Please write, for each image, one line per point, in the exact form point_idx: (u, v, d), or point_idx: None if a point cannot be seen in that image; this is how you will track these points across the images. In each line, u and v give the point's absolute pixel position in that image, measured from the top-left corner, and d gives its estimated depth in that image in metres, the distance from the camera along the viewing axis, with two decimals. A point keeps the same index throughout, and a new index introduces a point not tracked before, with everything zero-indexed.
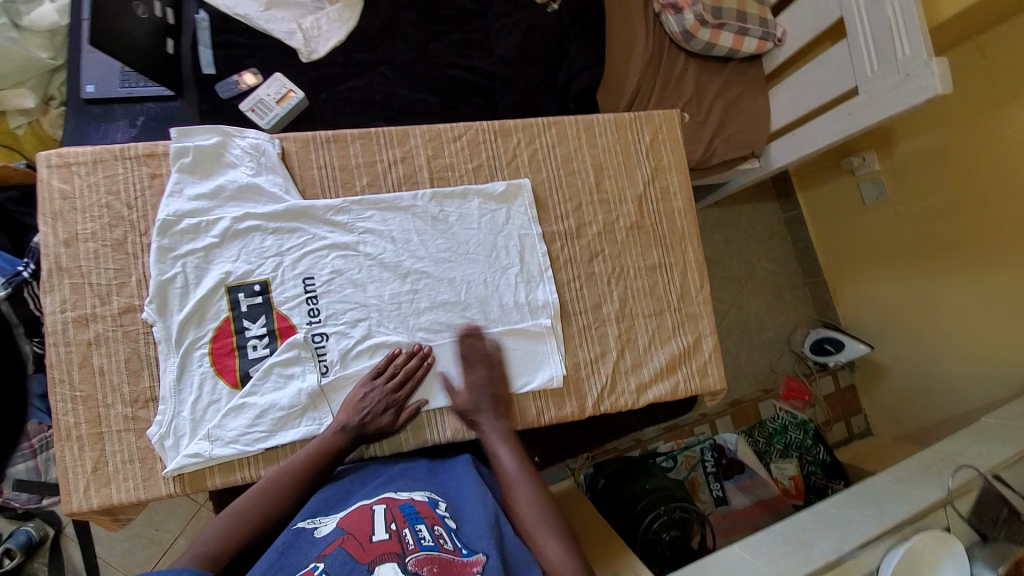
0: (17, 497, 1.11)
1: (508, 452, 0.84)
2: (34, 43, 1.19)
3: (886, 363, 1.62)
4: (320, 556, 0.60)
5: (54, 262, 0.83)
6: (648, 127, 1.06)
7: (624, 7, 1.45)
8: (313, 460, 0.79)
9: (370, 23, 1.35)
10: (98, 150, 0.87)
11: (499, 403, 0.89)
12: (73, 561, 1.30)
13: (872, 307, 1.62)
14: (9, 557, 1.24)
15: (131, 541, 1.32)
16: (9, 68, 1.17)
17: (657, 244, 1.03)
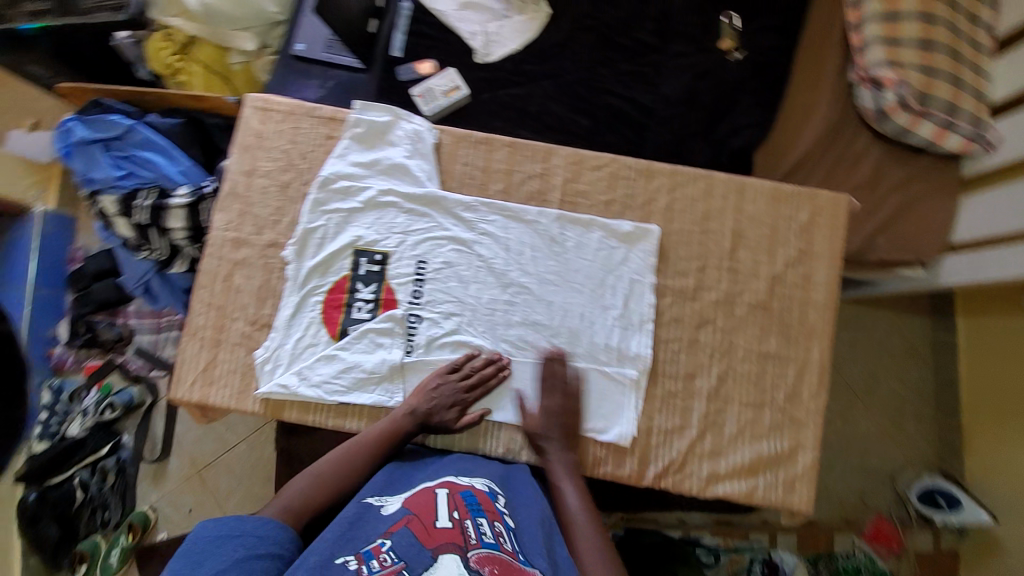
0: (136, 361, 1.53)
1: (573, 488, 0.84)
2: None
3: (1009, 542, 1.29)
4: (387, 532, 0.68)
5: (231, 187, 0.97)
6: (807, 206, 0.95)
7: (817, 68, 1.33)
8: (382, 437, 0.84)
9: (548, 38, 1.41)
10: (293, 104, 1.01)
11: (568, 433, 0.87)
12: (154, 431, 1.54)
13: (1011, 472, 1.30)
14: (110, 409, 1.48)
15: (204, 431, 1.55)
16: (247, 14, 1.40)
17: (779, 332, 0.92)
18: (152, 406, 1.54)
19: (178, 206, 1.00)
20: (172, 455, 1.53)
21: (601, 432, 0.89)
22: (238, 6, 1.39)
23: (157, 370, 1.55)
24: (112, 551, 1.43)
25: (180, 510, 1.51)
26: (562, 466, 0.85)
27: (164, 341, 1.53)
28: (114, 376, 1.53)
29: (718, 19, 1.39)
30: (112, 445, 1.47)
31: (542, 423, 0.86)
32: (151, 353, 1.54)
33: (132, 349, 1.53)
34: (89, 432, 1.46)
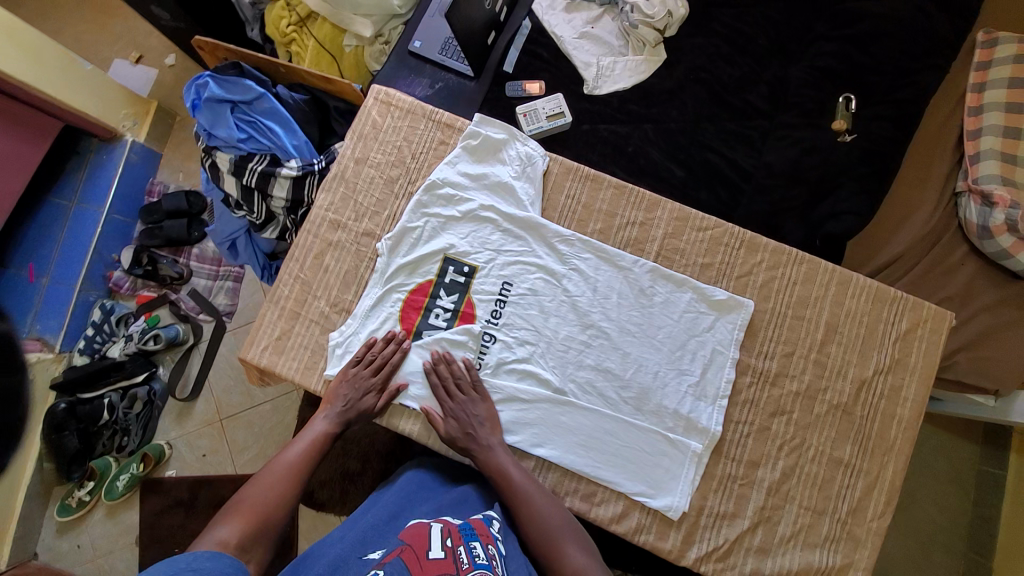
0: (188, 302, 1.57)
1: (510, 459, 0.84)
2: None
3: None
4: (381, 563, 0.63)
5: (340, 170, 0.99)
6: (909, 315, 0.91)
7: (927, 166, 1.28)
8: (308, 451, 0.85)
9: (659, 83, 1.40)
10: (415, 104, 1.02)
11: (487, 421, 0.87)
12: (189, 371, 1.56)
13: None
14: (153, 341, 1.48)
15: (234, 382, 1.57)
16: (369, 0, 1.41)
17: (856, 439, 0.88)
18: (192, 348, 1.57)
19: (286, 177, 1.01)
20: (200, 399, 1.56)
21: (649, 498, 0.86)
22: None
23: (204, 316, 1.58)
24: (121, 476, 1.46)
25: (195, 453, 1.53)
26: (494, 442, 0.85)
27: (219, 289, 1.59)
28: (162, 311, 1.56)
29: (836, 98, 1.36)
30: (149, 373, 1.50)
31: (455, 420, 0.86)
32: (204, 298, 1.59)
33: (187, 289, 1.59)
34: (130, 357, 1.50)
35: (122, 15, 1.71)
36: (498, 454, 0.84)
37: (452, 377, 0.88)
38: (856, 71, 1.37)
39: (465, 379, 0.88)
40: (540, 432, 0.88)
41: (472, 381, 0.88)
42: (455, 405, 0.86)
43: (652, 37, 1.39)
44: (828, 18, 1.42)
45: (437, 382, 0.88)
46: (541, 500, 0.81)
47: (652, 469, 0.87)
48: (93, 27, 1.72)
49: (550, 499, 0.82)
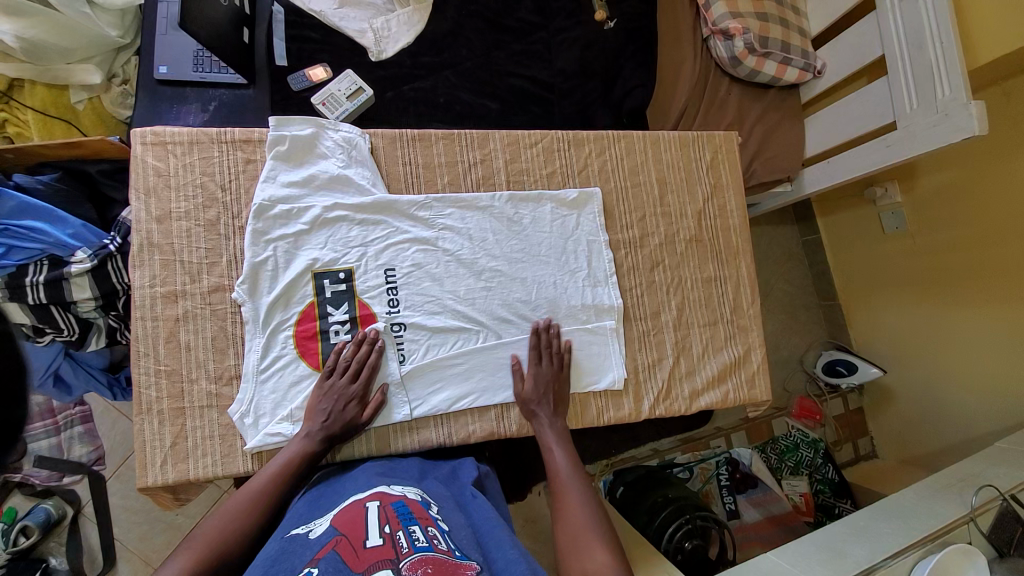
0: (39, 473, 1.27)
1: (562, 450, 0.87)
2: (106, 20, 1.21)
3: (894, 387, 1.61)
4: (313, 559, 0.56)
5: (145, 238, 0.86)
6: (709, 147, 1.11)
7: (675, 28, 1.52)
8: (278, 475, 0.77)
9: (437, 28, 1.40)
10: (194, 133, 0.90)
11: (559, 399, 0.93)
12: (90, 540, 1.32)
13: (880, 334, 1.62)
14: (23, 535, 1.25)
15: (150, 525, 1.36)
16: (80, 43, 1.17)
17: (713, 258, 1.08)
18: (77, 517, 1.32)
19: (81, 273, 0.84)
20: (119, 562, 1.32)
21: (596, 383, 0.97)
22: (64, 35, 1.14)
23: (71, 475, 1.31)
24: None
25: None
26: (549, 433, 0.89)
27: (70, 440, 1.30)
28: (15, 498, 1.29)
29: None
30: (42, 573, 1.25)
31: (536, 389, 0.91)
32: (57, 459, 1.29)
33: (29, 460, 1.25)
34: (7, 567, 1.24)
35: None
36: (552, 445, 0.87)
37: (550, 350, 0.94)
38: None
39: (550, 350, 0.94)
40: (486, 383, 0.93)
41: (562, 355, 0.95)
42: (539, 381, 0.91)
43: None
44: None
45: (535, 346, 0.94)
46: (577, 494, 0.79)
47: (595, 364, 0.98)
48: None
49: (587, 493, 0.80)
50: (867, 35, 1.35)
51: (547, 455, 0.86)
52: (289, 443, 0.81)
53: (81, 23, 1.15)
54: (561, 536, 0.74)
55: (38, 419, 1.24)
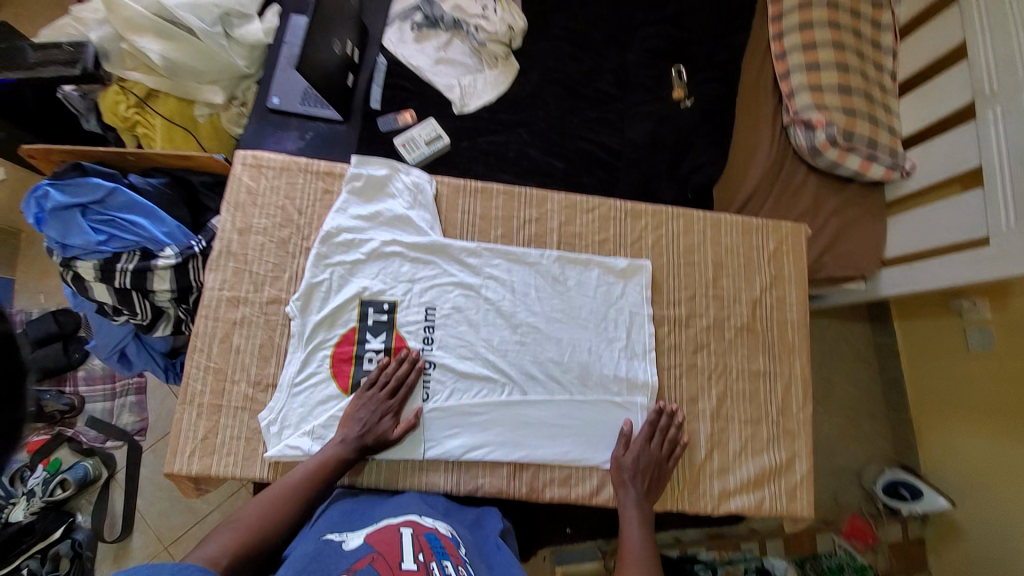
0: (88, 432, 1.44)
1: (639, 519, 0.86)
2: (238, 52, 1.43)
3: (965, 524, 1.38)
4: (351, 568, 0.60)
5: (225, 245, 0.95)
6: (774, 236, 1.07)
7: (754, 112, 1.52)
8: (314, 473, 0.81)
9: (520, 90, 1.50)
10: (287, 160, 1.00)
11: (654, 481, 0.89)
12: (114, 507, 1.42)
13: (953, 460, 1.42)
14: (60, 488, 1.35)
15: (170, 502, 1.44)
16: (215, 67, 1.41)
17: (765, 351, 1.02)
18: (109, 481, 1.43)
19: (165, 267, 0.94)
20: (135, 533, 1.40)
21: None
22: (203, 59, 1.38)
23: (112, 441, 1.45)
24: None
25: None
26: (631, 500, 0.87)
27: (121, 408, 1.47)
28: (63, 451, 1.42)
29: (669, 71, 1.54)
30: (66, 527, 1.34)
31: (633, 465, 0.89)
32: (106, 423, 1.46)
33: (83, 418, 1.45)
34: (38, 515, 1.33)
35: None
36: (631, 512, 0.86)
37: (662, 426, 0.92)
38: (678, 45, 1.57)
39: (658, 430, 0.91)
40: (505, 438, 0.91)
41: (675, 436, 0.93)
42: (642, 457, 0.89)
43: (501, 51, 1.49)
44: (644, 8, 1.60)
45: (655, 421, 0.92)
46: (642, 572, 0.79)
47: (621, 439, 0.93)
48: None
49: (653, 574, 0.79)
50: (965, 144, 1.30)
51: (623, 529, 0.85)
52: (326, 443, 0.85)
53: (217, 52, 1.39)
54: None
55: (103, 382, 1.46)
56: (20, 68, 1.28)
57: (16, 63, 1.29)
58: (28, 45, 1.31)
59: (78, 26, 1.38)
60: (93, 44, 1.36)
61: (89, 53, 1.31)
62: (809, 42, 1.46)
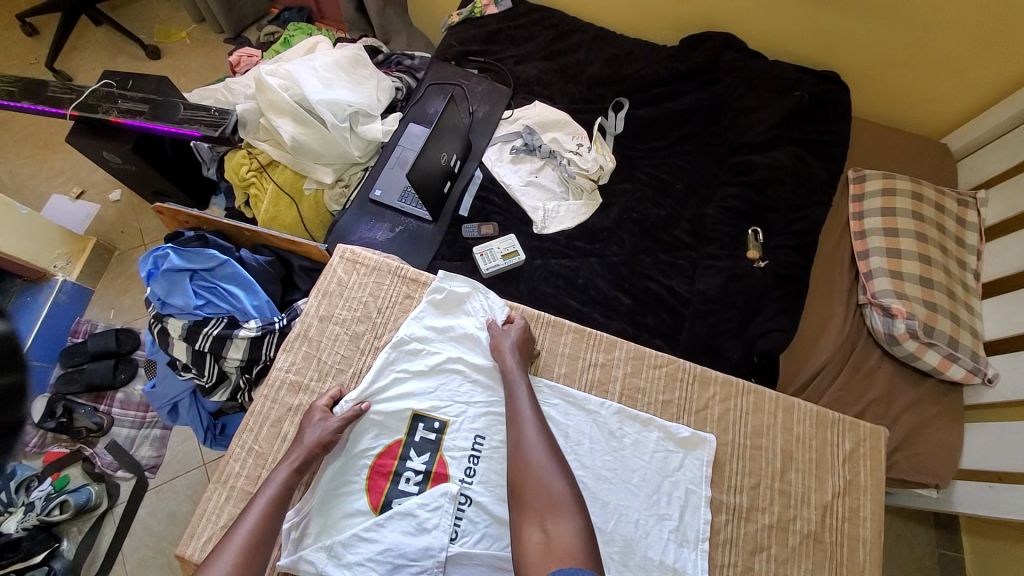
0: (105, 456, 1.44)
1: (528, 394, 0.92)
2: (356, 144, 1.60)
3: None
4: None
5: (304, 329, 1.00)
6: (851, 436, 1.00)
7: (828, 286, 1.51)
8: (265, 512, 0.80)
9: (598, 222, 1.57)
10: (381, 260, 1.07)
11: (524, 348, 0.98)
12: (100, 543, 1.37)
13: None
14: (58, 509, 1.31)
15: (155, 553, 1.38)
16: (332, 153, 1.58)
17: (832, 571, 0.91)
18: (105, 513, 1.39)
19: (243, 338, 1.02)
20: None
21: None
22: (323, 144, 1.55)
23: (122, 471, 1.44)
24: None
25: None
26: (515, 369, 0.94)
27: (143, 439, 1.48)
28: (73, 469, 1.41)
29: (746, 231, 1.56)
30: (48, 552, 1.29)
31: (509, 334, 0.98)
32: (124, 451, 1.46)
33: (105, 442, 1.46)
34: (27, 533, 1.29)
35: (63, 152, 1.84)
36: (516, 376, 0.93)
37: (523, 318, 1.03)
38: (757, 209, 1.59)
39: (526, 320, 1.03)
40: None
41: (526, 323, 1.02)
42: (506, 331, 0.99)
43: (588, 185, 1.59)
44: (728, 168, 1.66)
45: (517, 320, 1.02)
46: (538, 440, 0.85)
47: None
48: (43, 171, 1.82)
49: (550, 445, 0.85)
50: None
51: (511, 389, 0.92)
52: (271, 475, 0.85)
53: (339, 140, 1.55)
54: (524, 470, 0.82)
55: (136, 410, 1.50)
56: (170, 121, 1.52)
57: (167, 116, 1.53)
58: (182, 104, 1.57)
59: (228, 94, 1.66)
60: (236, 115, 1.58)
61: (230, 121, 1.57)
62: (891, 227, 1.48)
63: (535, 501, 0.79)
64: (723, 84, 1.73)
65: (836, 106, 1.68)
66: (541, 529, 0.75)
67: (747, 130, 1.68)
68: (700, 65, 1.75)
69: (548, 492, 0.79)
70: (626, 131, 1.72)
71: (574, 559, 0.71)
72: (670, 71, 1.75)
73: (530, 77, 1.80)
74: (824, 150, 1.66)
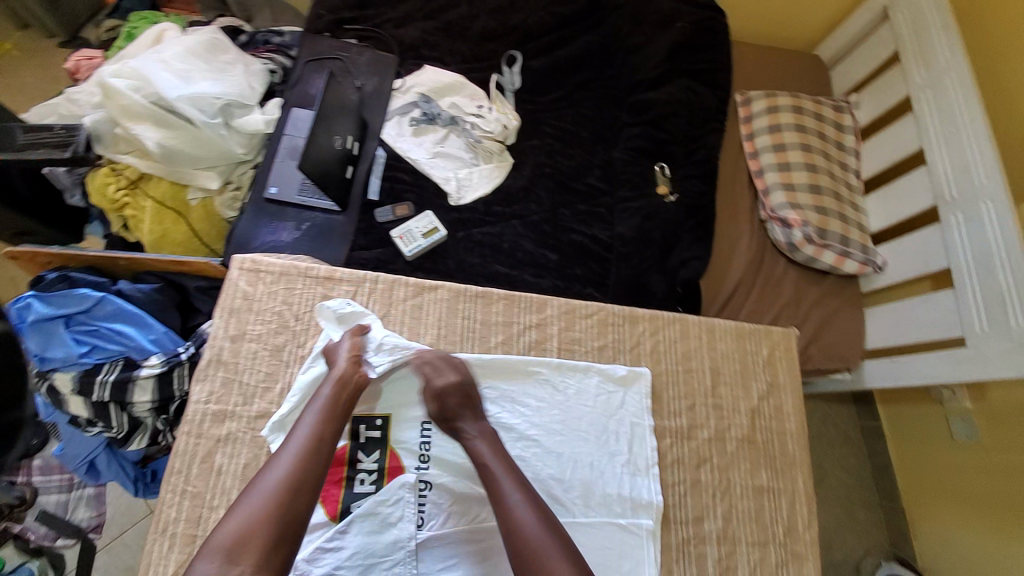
0: (37, 529, 1.21)
1: (500, 467, 0.83)
2: (236, 140, 1.45)
3: None
4: None
5: (216, 353, 0.92)
6: (766, 342, 1.10)
7: (733, 208, 1.61)
8: (298, 459, 0.74)
9: (513, 183, 1.55)
10: (286, 264, 0.99)
11: (474, 407, 0.90)
12: None
13: (953, 564, 1.42)
14: None
15: None
16: (211, 154, 1.41)
17: (767, 465, 1.01)
18: None
19: (148, 377, 0.94)
20: None
21: None
22: (198, 147, 1.38)
23: (64, 539, 1.24)
24: None
25: None
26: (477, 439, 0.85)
27: (76, 502, 1.28)
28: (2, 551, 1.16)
29: (654, 168, 1.61)
30: None
31: (452, 395, 0.88)
32: (58, 518, 1.23)
33: (34, 512, 1.21)
34: None
35: None
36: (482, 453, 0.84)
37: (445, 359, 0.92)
38: (660, 145, 1.63)
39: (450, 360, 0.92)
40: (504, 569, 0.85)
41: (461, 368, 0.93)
42: (445, 383, 0.89)
43: (496, 147, 1.56)
44: (628, 108, 1.68)
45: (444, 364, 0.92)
46: (527, 520, 0.76)
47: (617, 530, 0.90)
48: None
49: (541, 518, 0.77)
50: (933, 248, 1.37)
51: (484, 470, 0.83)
52: (299, 424, 0.79)
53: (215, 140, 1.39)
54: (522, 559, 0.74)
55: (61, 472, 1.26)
56: (8, 148, 1.28)
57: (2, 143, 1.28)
58: (20, 126, 1.32)
59: (72, 107, 1.42)
60: (87, 128, 1.36)
61: (82, 137, 1.33)
62: (779, 144, 1.59)
63: None
64: (609, 24, 1.73)
65: (716, 33, 1.74)
66: None
67: (640, 68, 1.70)
68: (584, 8, 1.73)
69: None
70: (525, 84, 1.68)
71: None
72: (555, 17, 1.71)
73: (415, 40, 1.69)
74: (712, 79, 1.72)
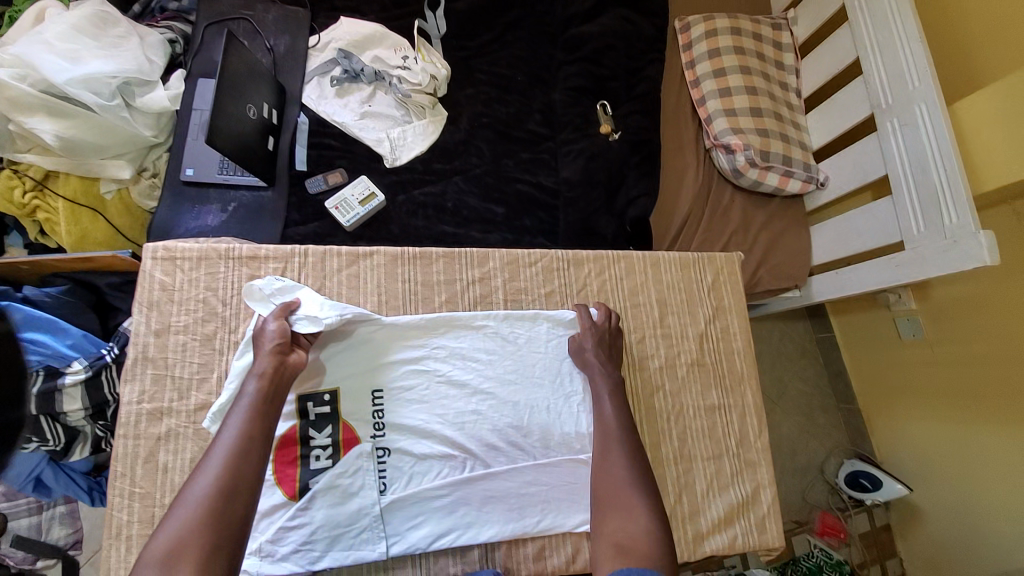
0: (15, 554, 1.17)
1: (611, 402, 0.91)
2: (141, 121, 1.31)
3: (925, 505, 1.48)
4: None
5: (141, 351, 0.87)
6: (710, 268, 1.11)
7: (677, 139, 1.59)
8: (230, 460, 0.69)
9: (450, 137, 1.49)
10: (204, 248, 0.93)
11: (615, 354, 0.96)
12: None
13: (904, 452, 1.53)
14: None
15: None
16: (117, 141, 1.27)
17: (717, 385, 1.05)
18: None
19: (74, 384, 0.91)
20: None
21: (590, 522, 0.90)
22: (102, 135, 1.24)
23: (45, 559, 1.21)
24: None
25: None
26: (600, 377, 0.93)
27: (49, 522, 1.24)
28: None
29: (595, 107, 1.55)
30: None
31: (594, 338, 0.96)
32: (33, 541, 1.21)
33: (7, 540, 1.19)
34: None
35: None
36: (599, 385, 0.92)
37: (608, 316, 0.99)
38: (598, 81, 1.58)
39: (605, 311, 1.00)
40: (472, 518, 0.87)
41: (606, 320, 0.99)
42: (592, 326, 0.97)
43: (427, 101, 1.46)
44: (562, 46, 1.61)
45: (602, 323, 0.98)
46: (615, 441, 0.86)
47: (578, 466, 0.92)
48: None
49: (628, 446, 0.85)
50: (873, 156, 1.36)
51: (597, 398, 0.92)
52: (225, 425, 0.74)
53: (118, 125, 1.25)
54: (600, 465, 0.84)
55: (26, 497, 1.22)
56: None
57: None
58: None
59: None
60: None
61: None
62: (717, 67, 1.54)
63: (604, 493, 0.80)
64: None
65: None
66: (601, 522, 0.77)
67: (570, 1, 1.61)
68: None
69: (619, 487, 0.80)
70: (451, 29, 1.57)
71: (632, 549, 0.71)
72: None
73: None
74: (645, 6, 1.65)
